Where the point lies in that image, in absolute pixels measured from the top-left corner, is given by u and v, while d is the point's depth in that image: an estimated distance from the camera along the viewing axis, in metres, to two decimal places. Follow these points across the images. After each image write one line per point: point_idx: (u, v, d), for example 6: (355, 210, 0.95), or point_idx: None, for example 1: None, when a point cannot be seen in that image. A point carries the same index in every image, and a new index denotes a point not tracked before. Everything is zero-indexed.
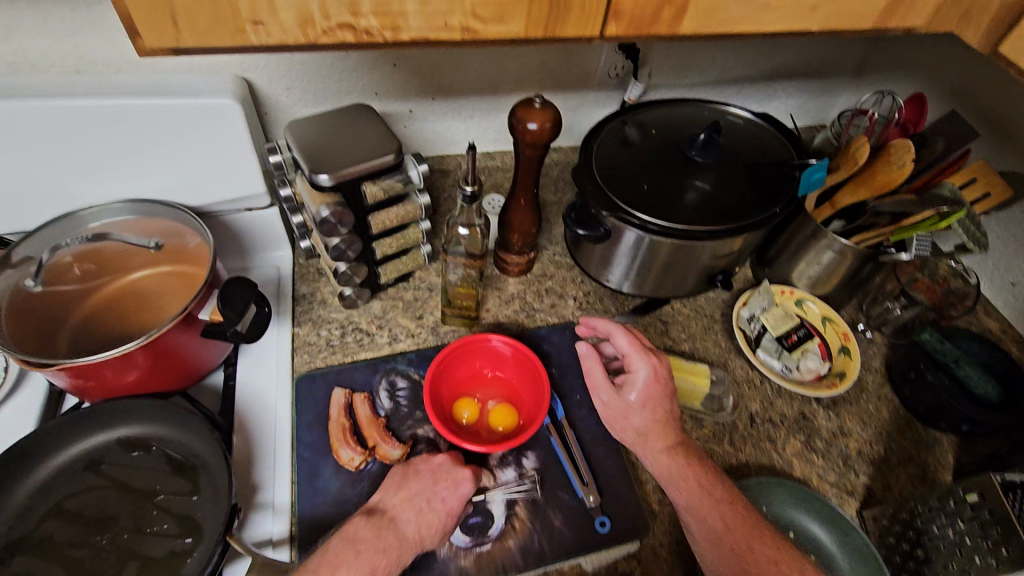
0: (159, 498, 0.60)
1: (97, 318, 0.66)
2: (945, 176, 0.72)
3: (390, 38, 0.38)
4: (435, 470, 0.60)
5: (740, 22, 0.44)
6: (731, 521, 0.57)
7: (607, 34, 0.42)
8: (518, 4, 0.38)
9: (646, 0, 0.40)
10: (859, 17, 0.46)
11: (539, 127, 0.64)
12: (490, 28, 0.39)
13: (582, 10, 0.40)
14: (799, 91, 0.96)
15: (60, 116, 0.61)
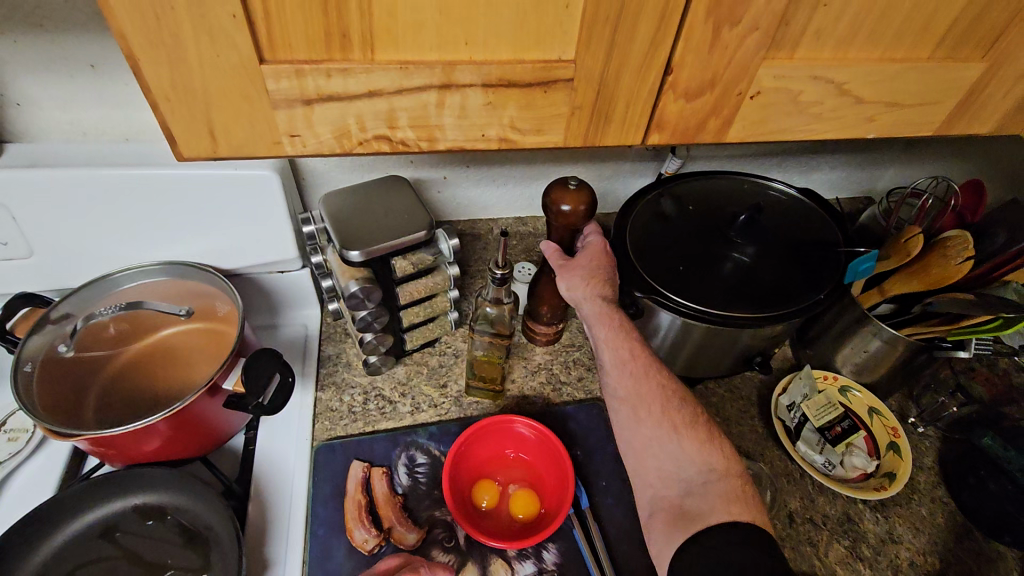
0: (169, 574, 0.59)
1: (124, 381, 0.66)
2: (1007, 271, 0.65)
3: (426, 147, 0.38)
4: None
5: (790, 131, 0.42)
6: (637, 377, 0.64)
7: (649, 142, 0.41)
8: (558, 118, 0.37)
9: (691, 113, 0.39)
10: (918, 126, 0.44)
11: (572, 209, 0.65)
12: (528, 138, 0.38)
13: (624, 122, 0.39)
14: (845, 164, 0.93)
15: (107, 185, 0.63)
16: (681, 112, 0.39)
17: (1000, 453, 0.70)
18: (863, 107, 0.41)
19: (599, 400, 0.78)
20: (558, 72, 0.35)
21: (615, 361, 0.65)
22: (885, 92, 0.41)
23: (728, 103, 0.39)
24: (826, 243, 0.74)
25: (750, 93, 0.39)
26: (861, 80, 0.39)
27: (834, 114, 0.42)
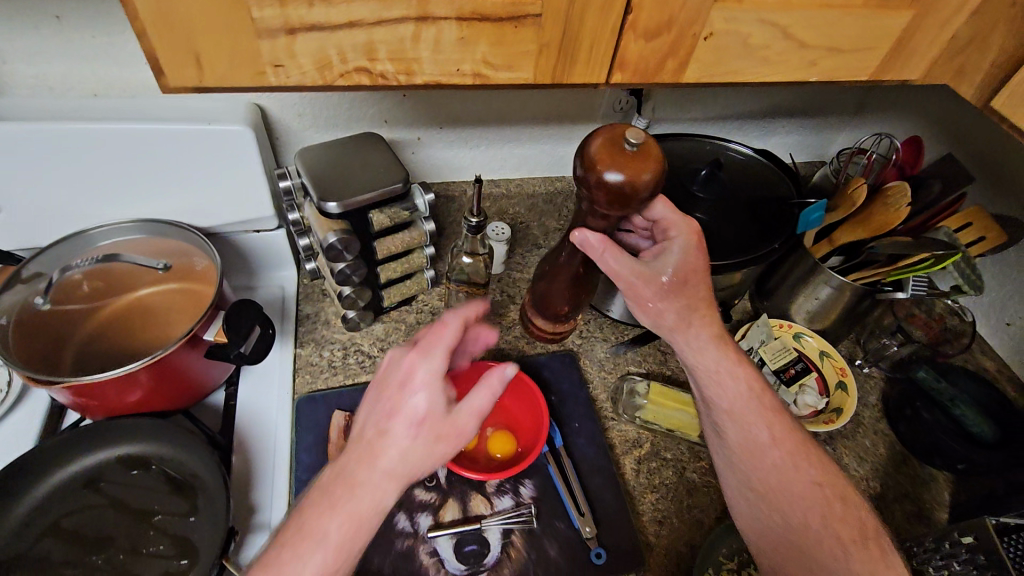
0: (156, 518, 0.60)
1: (101, 335, 0.67)
2: (941, 218, 0.73)
3: (404, 81, 0.40)
4: (385, 371, 0.48)
5: (740, 73, 0.46)
6: (723, 354, 0.61)
7: (613, 81, 0.44)
8: (527, 55, 0.40)
9: (651, 52, 0.42)
10: (855, 70, 0.48)
11: (629, 177, 0.52)
12: (500, 74, 0.41)
13: (589, 60, 0.41)
14: (799, 127, 0.98)
15: (79, 139, 0.63)
16: (641, 51, 0.42)
17: (933, 385, 0.78)
18: (805, 50, 0.45)
19: (571, 350, 0.82)
20: (527, 7, 0.37)
21: (701, 338, 0.61)
22: (825, 36, 0.44)
23: (684, 43, 0.42)
24: (781, 197, 0.79)
25: (703, 33, 0.42)
26: (802, 23, 0.43)
27: (779, 57, 0.45)
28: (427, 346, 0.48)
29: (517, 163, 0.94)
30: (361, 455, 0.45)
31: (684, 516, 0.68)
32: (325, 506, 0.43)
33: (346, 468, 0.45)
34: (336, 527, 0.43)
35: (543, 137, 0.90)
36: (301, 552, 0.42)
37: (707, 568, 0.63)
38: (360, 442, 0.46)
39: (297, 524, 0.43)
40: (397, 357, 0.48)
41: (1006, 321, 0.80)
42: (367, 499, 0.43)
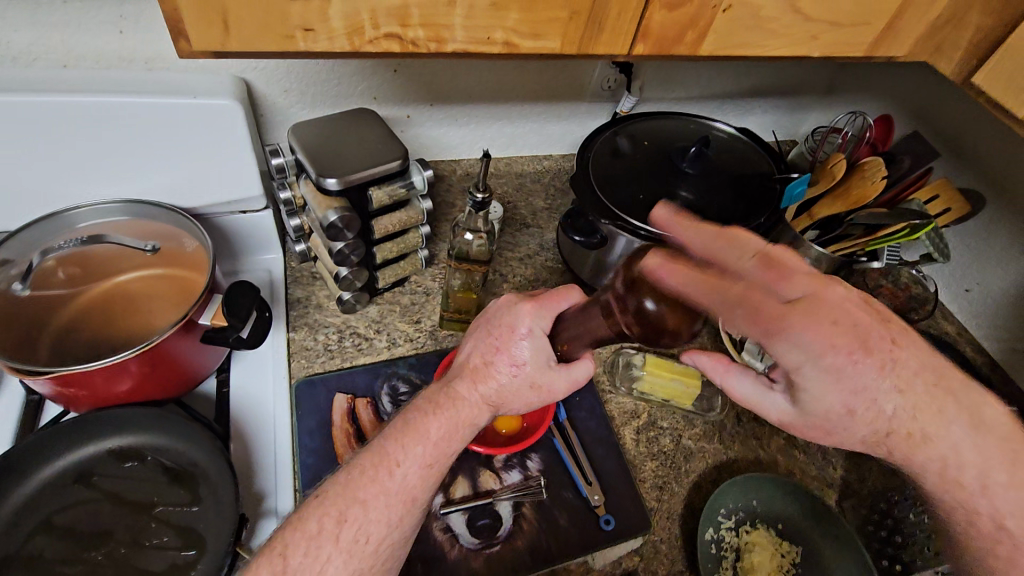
0: (156, 510, 0.58)
1: (81, 321, 0.63)
2: (912, 190, 0.77)
3: (434, 49, 0.40)
4: (493, 318, 0.53)
5: (751, 47, 0.47)
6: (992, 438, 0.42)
7: (633, 52, 0.45)
8: (555, 23, 0.40)
9: (672, 22, 0.43)
10: (852, 45, 0.51)
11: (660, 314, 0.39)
12: (527, 43, 0.41)
13: (614, 29, 0.42)
14: (774, 107, 1.02)
15: (52, 114, 0.58)
16: (663, 22, 0.43)
17: None
18: (811, 25, 0.47)
19: None
20: None
21: (958, 431, 0.42)
22: (831, 10, 0.46)
23: (703, 15, 0.43)
24: (764, 173, 0.81)
25: (722, 6, 0.43)
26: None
27: (787, 31, 0.47)
28: (538, 300, 0.52)
29: (505, 143, 0.94)
30: (436, 396, 0.51)
31: (685, 480, 0.71)
32: (388, 433, 0.50)
33: (417, 407, 0.51)
34: (395, 446, 0.48)
35: (531, 115, 0.90)
36: (370, 459, 0.48)
37: (709, 527, 0.66)
38: (441, 384, 0.52)
39: (370, 445, 0.50)
40: (502, 307, 0.54)
41: (965, 288, 0.86)
42: (443, 427, 0.49)
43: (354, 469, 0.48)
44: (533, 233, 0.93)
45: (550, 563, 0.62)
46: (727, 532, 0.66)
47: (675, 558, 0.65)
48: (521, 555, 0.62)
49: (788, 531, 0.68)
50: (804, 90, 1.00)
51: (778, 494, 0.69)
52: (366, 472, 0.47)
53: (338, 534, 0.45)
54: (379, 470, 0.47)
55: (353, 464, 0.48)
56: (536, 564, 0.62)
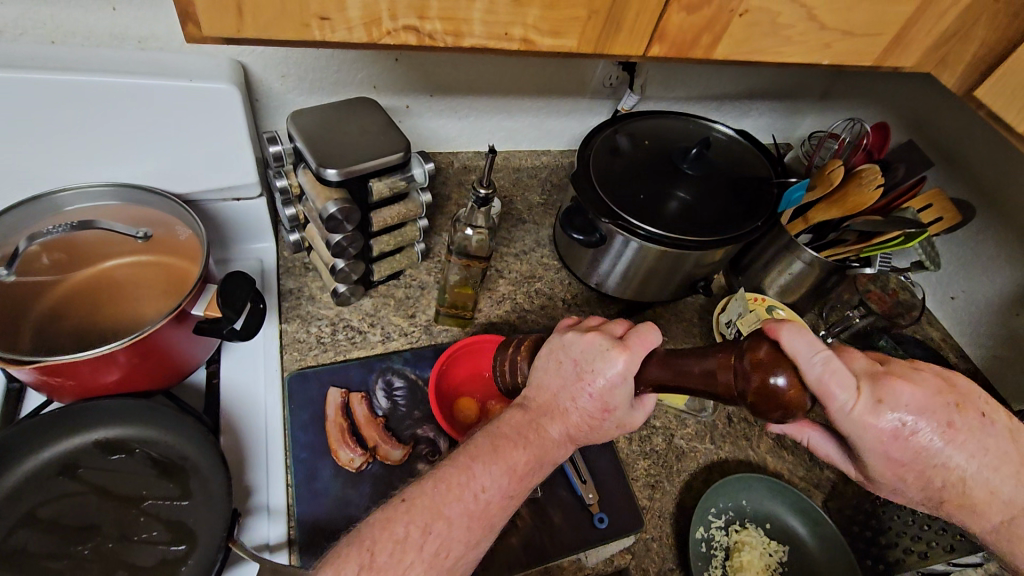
0: (145, 504, 0.57)
1: (68, 309, 0.61)
2: (905, 199, 0.78)
3: (451, 43, 0.40)
4: (581, 359, 0.50)
5: (764, 52, 0.48)
6: None
7: (649, 54, 0.45)
8: (574, 22, 0.40)
9: (687, 27, 0.43)
10: (861, 55, 0.51)
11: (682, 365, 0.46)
12: (544, 41, 0.41)
13: (631, 29, 0.42)
14: (770, 110, 1.02)
15: (38, 93, 0.55)
16: (681, 25, 0.43)
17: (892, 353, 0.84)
18: (825, 33, 0.47)
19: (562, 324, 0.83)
20: None
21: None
22: (843, 19, 0.46)
23: (720, 19, 0.43)
24: (763, 177, 0.82)
25: (739, 11, 0.43)
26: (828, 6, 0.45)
27: (801, 38, 0.47)
28: (630, 348, 0.48)
29: (503, 137, 0.93)
30: (523, 428, 0.50)
31: (677, 479, 0.72)
32: (474, 454, 0.48)
33: (505, 434, 0.50)
34: (486, 472, 0.47)
35: (531, 110, 0.89)
36: (455, 478, 0.47)
37: (700, 525, 0.66)
38: (526, 414, 0.51)
39: (454, 459, 0.48)
40: (587, 349, 0.49)
41: (951, 295, 0.88)
42: (530, 458, 0.49)
43: (439, 485, 0.46)
44: (529, 228, 0.92)
45: (544, 560, 0.62)
46: (716, 531, 0.67)
47: (667, 557, 0.66)
48: (516, 552, 0.62)
49: (776, 531, 0.69)
50: (800, 93, 1.01)
51: (768, 494, 0.70)
52: (454, 492, 0.46)
53: (422, 545, 0.44)
54: (464, 492, 0.46)
55: (437, 478, 0.47)
56: (530, 562, 0.62)
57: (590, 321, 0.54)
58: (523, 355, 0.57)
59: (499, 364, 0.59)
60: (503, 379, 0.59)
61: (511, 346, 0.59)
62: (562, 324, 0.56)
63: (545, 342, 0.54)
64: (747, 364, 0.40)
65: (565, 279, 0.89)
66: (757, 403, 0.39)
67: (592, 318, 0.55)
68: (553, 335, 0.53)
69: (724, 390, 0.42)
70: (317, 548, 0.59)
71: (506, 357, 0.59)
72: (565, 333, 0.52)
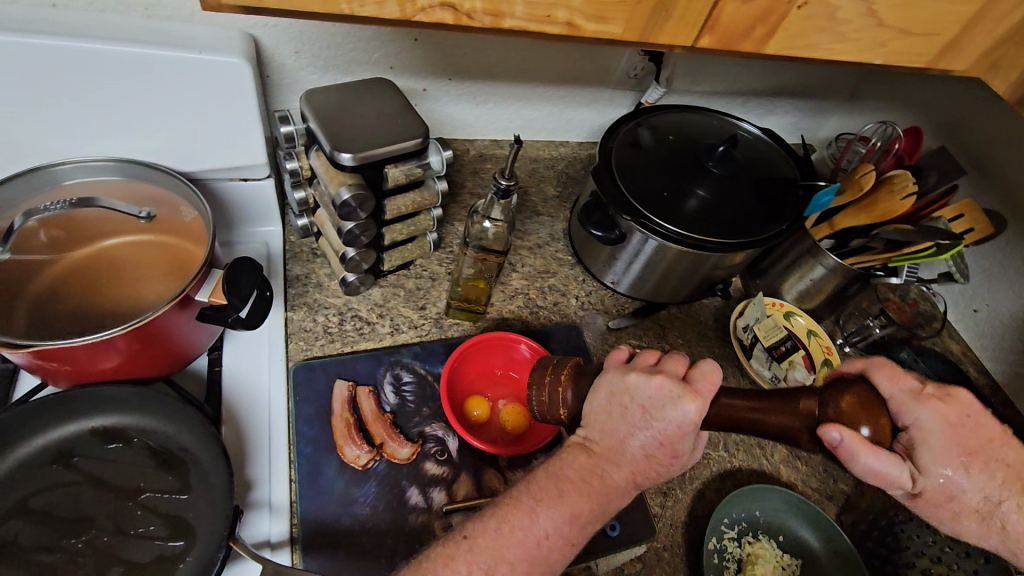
0: (142, 497, 0.54)
1: (65, 289, 0.58)
2: (934, 209, 0.75)
3: (489, 22, 0.41)
4: (650, 405, 0.45)
5: (818, 47, 0.48)
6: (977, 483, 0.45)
7: (696, 44, 0.46)
8: (621, 10, 0.42)
9: (738, 18, 0.44)
10: (910, 53, 0.49)
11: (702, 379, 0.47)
12: (588, 25, 0.42)
13: (682, 17, 0.43)
14: (795, 109, 0.99)
15: (35, 59, 0.51)
16: (735, 14, 0.44)
17: (913, 366, 0.82)
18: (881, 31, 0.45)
19: (576, 322, 0.81)
20: None
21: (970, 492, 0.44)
22: None
23: (777, 10, 0.44)
24: (790, 178, 0.79)
25: (798, 2, 0.44)
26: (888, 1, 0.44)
27: (856, 35, 0.47)
28: (702, 394, 0.44)
29: (522, 126, 0.90)
30: (588, 474, 0.47)
31: (689, 487, 0.70)
32: (536, 495, 0.46)
33: (569, 478, 0.47)
34: (552, 518, 0.45)
35: (551, 98, 0.86)
36: (518, 521, 0.45)
37: (713, 536, 0.65)
38: (591, 459, 0.48)
39: (516, 499, 0.46)
40: (657, 395, 0.45)
41: (974, 308, 0.87)
42: (596, 506, 0.47)
43: (502, 528, 0.45)
44: (544, 222, 0.89)
45: None
46: (729, 542, 0.65)
47: (677, 567, 0.64)
48: None
49: (789, 544, 0.68)
50: (827, 93, 0.98)
51: (781, 506, 0.69)
52: (516, 537, 0.44)
53: None
54: (527, 537, 0.44)
55: (499, 519, 0.45)
56: None
57: (647, 359, 0.49)
58: (565, 380, 0.53)
59: (534, 398, 0.55)
60: (541, 411, 0.55)
61: (547, 376, 0.55)
62: (614, 358, 0.52)
63: (599, 379, 0.50)
64: (832, 413, 0.41)
65: (579, 276, 0.86)
66: (839, 457, 0.41)
67: (648, 353, 0.51)
68: (611, 375, 0.49)
69: (803, 438, 0.42)
70: (320, 548, 0.57)
71: (542, 392, 0.54)
72: (626, 375, 0.48)
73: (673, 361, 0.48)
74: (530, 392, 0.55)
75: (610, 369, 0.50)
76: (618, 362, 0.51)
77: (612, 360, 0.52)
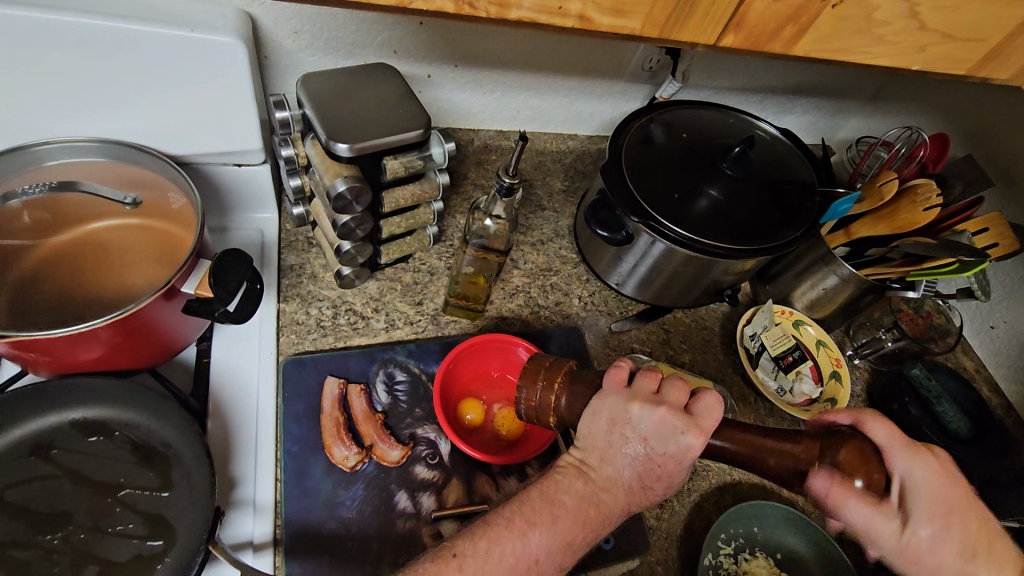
0: (122, 493, 0.53)
1: (46, 274, 0.56)
2: (958, 221, 0.73)
3: (495, 13, 0.39)
4: (650, 439, 0.45)
5: (850, 50, 0.46)
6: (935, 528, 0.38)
7: (721, 43, 0.44)
8: (642, 3, 0.40)
9: (769, 17, 0.42)
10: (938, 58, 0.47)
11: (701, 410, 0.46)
12: (604, 18, 0.41)
13: (704, 16, 0.41)
14: (815, 108, 0.95)
15: (16, 32, 0.48)
16: (764, 13, 0.42)
17: (924, 382, 0.79)
18: None
19: (577, 324, 0.78)
20: None
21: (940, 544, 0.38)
22: None
23: (810, 9, 0.41)
24: (807, 183, 0.75)
25: (833, 1, 0.41)
26: (932, 4, 0.42)
27: (896, 38, 0.45)
28: (705, 430, 0.44)
29: (529, 117, 0.87)
30: (581, 503, 0.46)
31: (686, 500, 0.68)
32: (530, 518, 0.44)
33: (564, 504, 0.45)
34: (544, 544, 0.43)
35: (561, 88, 0.83)
36: (509, 544, 0.43)
37: (709, 552, 0.63)
38: (587, 485, 0.46)
39: (500, 519, 0.45)
40: (658, 430, 0.44)
41: (990, 325, 0.85)
42: (588, 534, 0.45)
43: (493, 550, 0.43)
44: (548, 217, 0.86)
45: None
46: (724, 558, 0.63)
47: None
48: None
49: (787, 563, 0.66)
50: (850, 93, 0.94)
51: (781, 524, 0.67)
52: (507, 561, 0.42)
53: None
54: (519, 563, 0.42)
55: (491, 540, 0.43)
56: None
57: (649, 386, 0.48)
58: (559, 383, 0.52)
59: (523, 398, 0.53)
60: (528, 413, 0.53)
61: (537, 380, 0.53)
62: (615, 377, 0.49)
63: (599, 402, 0.48)
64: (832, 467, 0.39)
65: (583, 275, 0.83)
66: (842, 515, 0.39)
67: (649, 375, 0.49)
68: (613, 401, 0.47)
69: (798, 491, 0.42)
70: (304, 551, 0.55)
71: (533, 391, 0.52)
72: (627, 403, 0.46)
73: (674, 390, 0.47)
74: (519, 392, 0.53)
75: (612, 392, 0.48)
76: (619, 384, 0.49)
77: (613, 379, 0.49)
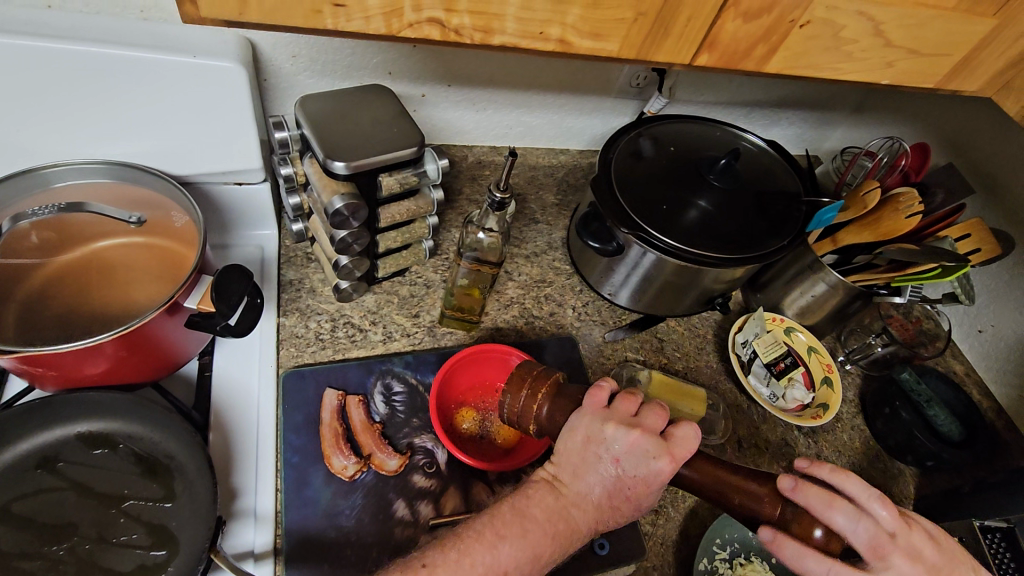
0: (126, 504, 0.54)
1: (54, 292, 0.58)
2: (941, 227, 0.75)
3: (480, 37, 0.42)
4: (624, 460, 0.47)
5: (822, 66, 0.48)
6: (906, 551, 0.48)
7: (697, 62, 0.46)
8: (620, 27, 0.42)
9: (742, 36, 0.44)
10: (903, 74, 0.49)
11: (681, 434, 0.49)
12: (584, 42, 0.43)
13: (678, 39, 0.44)
14: (800, 120, 0.98)
15: (31, 61, 0.51)
16: (735, 34, 0.44)
17: (914, 386, 0.78)
18: None
19: (571, 333, 0.80)
20: None
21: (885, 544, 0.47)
22: None
23: (780, 29, 0.44)
24: (793, 193, 0.77)
25: (801, 21, 0.43)
26: (896, 23, 0.44)
27: (864, 54, 0.47)
28: (676, 457, 0.47)
29: (521, 133, 0.89)
30: (554, 516, 0.47)
31: (681, 506, 0.69)
32: (501, 531, 0.46)
33: (535, 517, 0.47)
34: (513, 556, 0.45)
35: (551, 105, 0.85)
36: (480, 556, 0.44)
37: (703, 556, 0.64)
38: (560, 501, 0.48)
39: (482, 533, 0.46)
40: (632, 451, 0.47)
41: (979, 329, 0.87)
42: (557, 549, 0.47)
43: (463, 561, 0.44)
44: (541, 229, 0.88)
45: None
46: (720, 562, 0.64)
47: None
48: None
49: (782, 567, 0.66)
50: (833, 105, 0.97)
51: None
52: (477, 572, 0.43)
53: None
54: (488, 573, 0.44)
55: (462, 552, 0.44)
56: None
57: (626, 408, 0.50)
58: (542, 393, 0.52)
59: (505, 404, 0.53)
60: (509, 418, 0.53)
61: (522, 388, 0.53)
62: (594, 397, 0.51)
63: (577, 420, 0.50)
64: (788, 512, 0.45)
65: (576, 285, 0.85)
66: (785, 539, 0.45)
67: (626, 398, 0.51)
68: (590, 420, 0.49)
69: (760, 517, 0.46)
70: (303, 559, 0.56)
71: (515, 399, 0.52)
72: (604, 424, 0.49)
73: (649, 413, 0.50)
74: (503, 397, 0.53)
75: (590, 412, 0.50)
76: (598, 403, 0.50)
77: (591, 399, 0.51)
